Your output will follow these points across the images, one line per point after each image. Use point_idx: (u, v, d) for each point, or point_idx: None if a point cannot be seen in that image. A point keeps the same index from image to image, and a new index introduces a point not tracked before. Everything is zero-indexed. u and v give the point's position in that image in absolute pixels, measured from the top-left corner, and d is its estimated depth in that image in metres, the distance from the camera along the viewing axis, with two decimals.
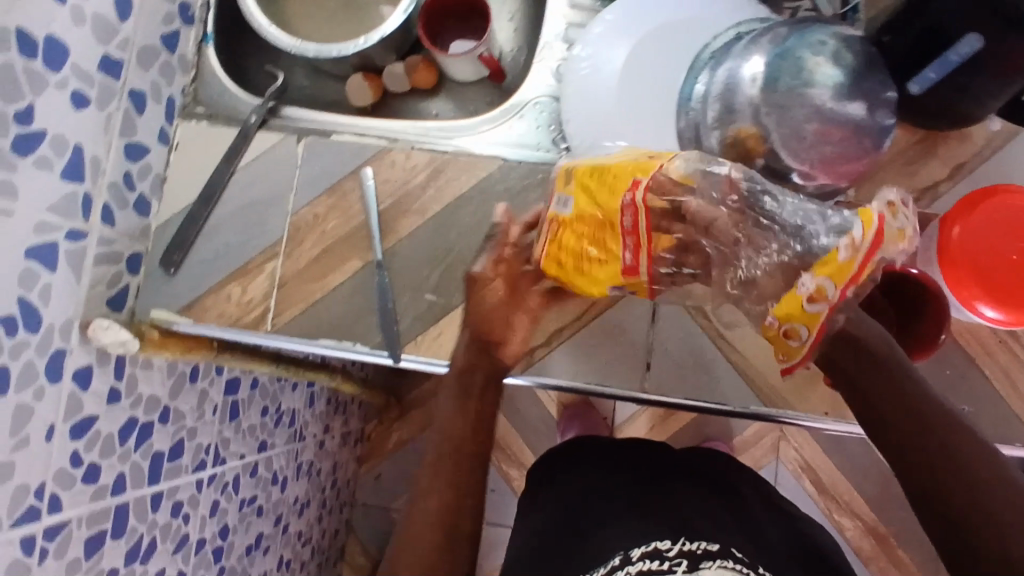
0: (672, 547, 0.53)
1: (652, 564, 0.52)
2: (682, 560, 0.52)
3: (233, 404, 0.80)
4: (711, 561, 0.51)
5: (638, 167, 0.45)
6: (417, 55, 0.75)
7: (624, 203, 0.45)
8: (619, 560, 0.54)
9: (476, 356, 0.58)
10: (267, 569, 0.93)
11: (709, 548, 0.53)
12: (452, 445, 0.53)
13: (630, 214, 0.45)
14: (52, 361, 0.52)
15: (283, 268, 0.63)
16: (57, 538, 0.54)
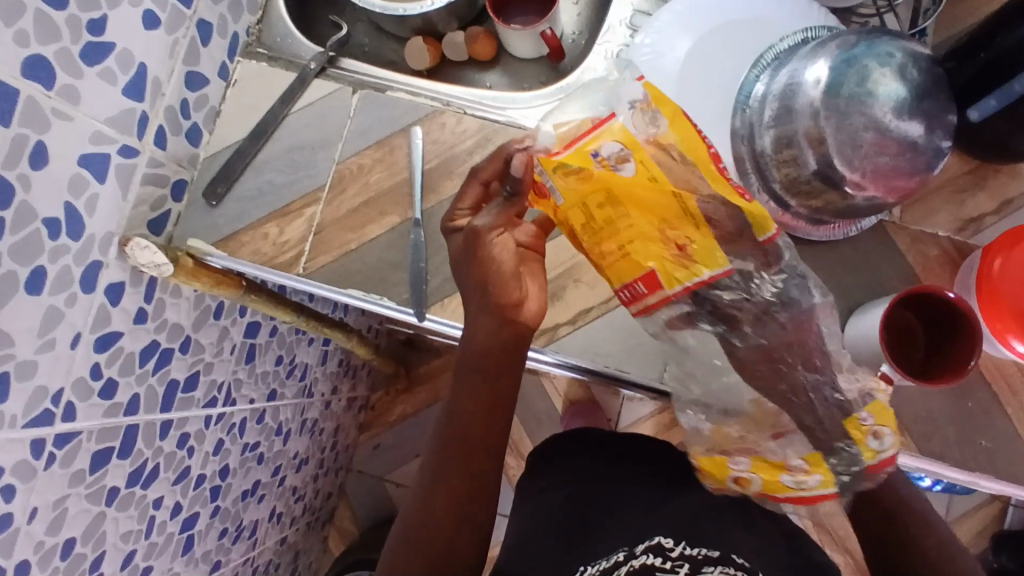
0: (675, 547, 0.53)
1: (654, 560, 0.51)
2: (684, 563, 0.50)
3: (251, 346, 0.81)
4: (712, 566, 0.50)
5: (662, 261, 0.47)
6: (479, 26, 0.77)
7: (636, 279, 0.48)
8: (622, 555, 0.53)
9: (496, 334, 0.55)
10: (259, 518, 0.94)
11: (710, 555, 0.51)
12: (460, 437, 0.57)
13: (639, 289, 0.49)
14: (88, 272, 0.53)
15: (322, 214, 0.64)
16: (67, 446, 0.55)
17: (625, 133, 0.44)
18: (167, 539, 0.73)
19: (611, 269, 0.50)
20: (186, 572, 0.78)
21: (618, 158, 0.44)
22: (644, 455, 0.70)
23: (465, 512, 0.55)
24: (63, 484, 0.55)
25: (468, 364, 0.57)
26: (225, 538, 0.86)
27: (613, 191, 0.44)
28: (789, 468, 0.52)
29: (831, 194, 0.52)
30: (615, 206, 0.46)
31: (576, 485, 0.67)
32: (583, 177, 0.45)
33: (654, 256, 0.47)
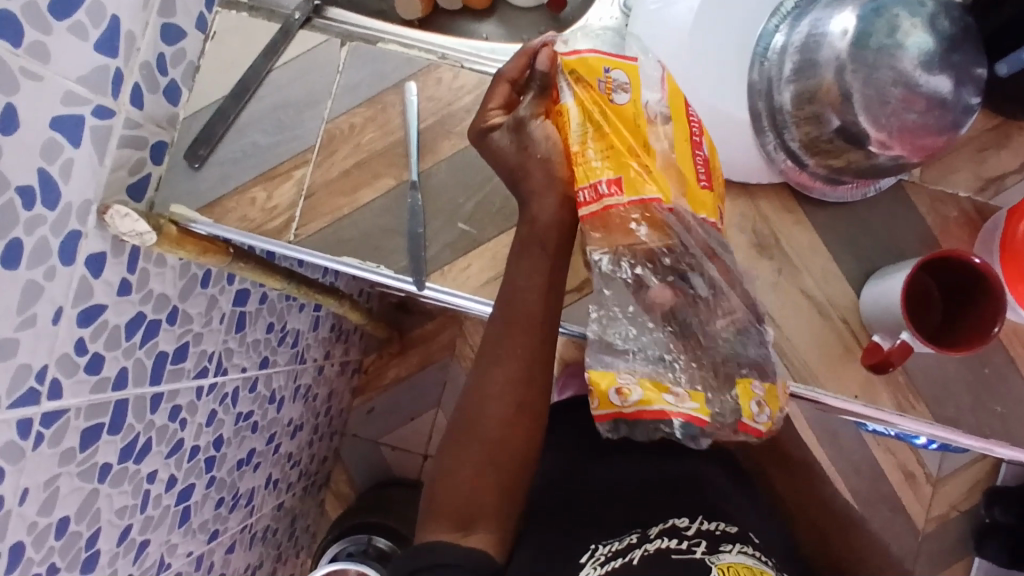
0: (690, 526, 0.53)
1: (671, 543, 0.50)
2: (701, 541, 0.51)
3: (240, 314, 0.78)
4: (730, 544, 0.51)
5: (629, 175, 0.46)
6: None
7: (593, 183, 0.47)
8: (635, 538, 0.51)
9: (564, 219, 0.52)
10: (255, 486, 0.93)
11: (727, 531, 0.53)
12: (521, 322, 0.53)
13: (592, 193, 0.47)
14: (66, 243, 0.50)
15: (312, 177, 0.60)
16: (54, 425, 0.52)
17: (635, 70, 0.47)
18: (163, 513, 0.71)
19: (579, 160, 0.47)
20: (184, 542, 0.77)
21: (621, 86, 0.46)
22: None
23: (516, 435, 0.54)
24: (53, 463, 0.53)
25: (527, 273, 0.53)
26: (222, 507, 0.85)
27: (606, 106, 0.46)
28: (670, 391, 0.51)
29: (855, 153, 0.50)
30: (607, 114, 0.46)
31: (578, 459, 0.65)
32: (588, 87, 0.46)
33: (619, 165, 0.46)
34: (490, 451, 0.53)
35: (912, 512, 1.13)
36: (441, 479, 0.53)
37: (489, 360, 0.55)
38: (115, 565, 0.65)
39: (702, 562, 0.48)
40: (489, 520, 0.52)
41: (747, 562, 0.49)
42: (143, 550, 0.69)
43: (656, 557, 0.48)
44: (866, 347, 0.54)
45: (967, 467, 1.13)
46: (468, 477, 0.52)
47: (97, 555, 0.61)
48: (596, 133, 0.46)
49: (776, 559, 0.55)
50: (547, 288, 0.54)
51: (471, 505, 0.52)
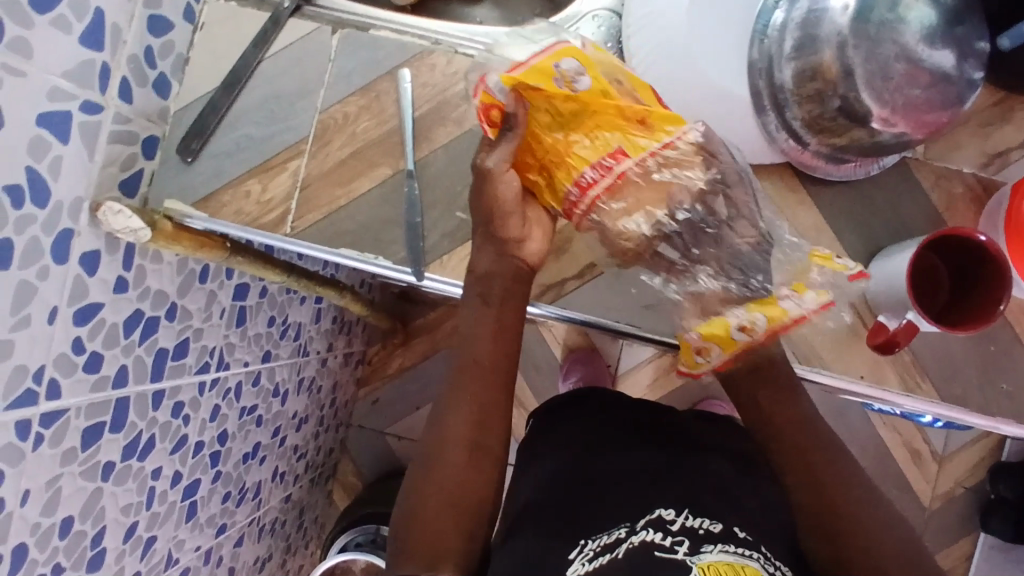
0: (676, 521, 0.53)
1: (655, 537, 0.51)
2: (684, 539, 0.51)
3: (241, 309, 0.78)
4: (712, 544, 0.50)
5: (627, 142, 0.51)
6: None
7: (593, 165, 0.51)
8: (623, 532, 0.53)
9: (494, 263, 0.57)
10: (262, 479, 0.93)
11: (711, 530, 0.52)
12: (470, 363, 0.57)
13: (591, 173, 0.52)
14: (59, 242, 0.49)
15: (307, 169, 0.60)
16: (54, 426, 0.52)
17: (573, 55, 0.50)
18: (169, 509, 0.71)
19: (566, 156, 0.52)
20: (192, 538, 0.77)
21: (577, 73, 0.49)
22: (640, 423, 0.69)
23: (474, 473, 0.54)
24: (55, 463, 0.53)
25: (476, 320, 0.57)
26: (229, 501, 0.85)
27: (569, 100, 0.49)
28: (781, 297, 0.54)
29: (858, 131, 0.49)
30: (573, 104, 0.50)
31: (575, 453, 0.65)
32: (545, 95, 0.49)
33: (616, 133, 0.51)
34: (447, 489, 0.53)
35: (918, 489, 1.13)
36: (408, 522, 0.52)
37: (447, 405, 0.56)
38: (121, 563, 0.65)
39: (682, 561, 0.48)
40: (453, 554, 0.50)
41: (728, 561, 0.48)
42: (150, 546, 0.70)
43: (640, 551, 0.50)
44: (872, 328, 0.53)
45: (973, 444, 1.13)
46: (430, 516, 0.51)
47: (103, 553, 0.62)
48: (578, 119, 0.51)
49: (775, 550, 0.52)
50: (497, 333, 0.57)
51: (433, 541, 0.50)
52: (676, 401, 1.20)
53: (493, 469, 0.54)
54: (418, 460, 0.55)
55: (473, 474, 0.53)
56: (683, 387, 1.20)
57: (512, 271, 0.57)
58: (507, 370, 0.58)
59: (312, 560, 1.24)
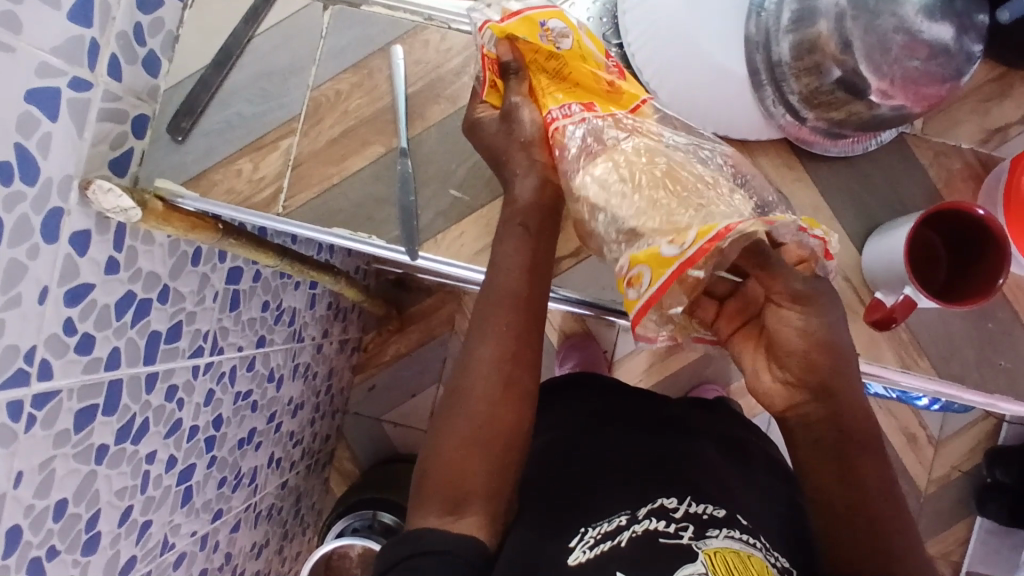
0: (678, 508, 0.53)
1: (658, 524, 0.52)
2: (688, 526, 0.51)
3: (234, 293, 0.77)
4: (716, 530, 0.51)
5: (603, 98, 0.52)
6: None
7: (568, 110, 0.52)
8: (624, 519, 0.52)
9: (542, 206, 0.55)
10: (257, 465, 0.93)
11: (715, 515, 0.53)
12: (504, 298, 0.54)
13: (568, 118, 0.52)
14: (49, 220, 0.49)
15: (299, 147, 0.59)
16: (46, 407, 0.52)
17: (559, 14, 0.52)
18: (165, 493, 0.71)
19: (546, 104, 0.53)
20: (187, 522, 0.77)
21: (560, 33, 0.52)
22: (643, 405, 0.70)
23: (502, 414, 0.54)
24: (47, 446, 0.53)
25: (513, 255, 0.54)
26: (225, 486, 0.85)
27: (551, 52, 0.52)
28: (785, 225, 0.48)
29: (856, 104, 0.49)
30: (555, 55, 0.52)
31: (581, 428, 0.66)
32: (530, 43, 0.52)
33: (592, 92, 0.53)
34: (475, 431, 0.53)
35: (914, 474, 1.14)
36: (433, 466, 0.53)
37: (475, 343, 0.55)
38: (117, 547, 0.64)
39: (687, 548, 0.49)
40: (479, 502, 0.52)
41: (734, 548, 0.49)
42: (146, 530, 0.69)
43: (644, 539, 0.50)
44: (868, 305, 0.53)
45: (969, 429, 1.13)
46: (454, 462, 0.53)
47: (97, 537, 0.61)
48: (562, 72, 0.53)
49: (768, 537, 0.54)
50: (531, 268, 0.55)
51: (459, 492, 0.52)
52: (672, 386, 1.20)
53: (521, 412, 0.54)
54: (447, 400, 0.55)
55: (501, 415, 0.54)
56: (679, 373, 1.20)
57: (551, 208, 0.55)
58: (541, 303, 0.56)
59: (310, 547, 1.24)
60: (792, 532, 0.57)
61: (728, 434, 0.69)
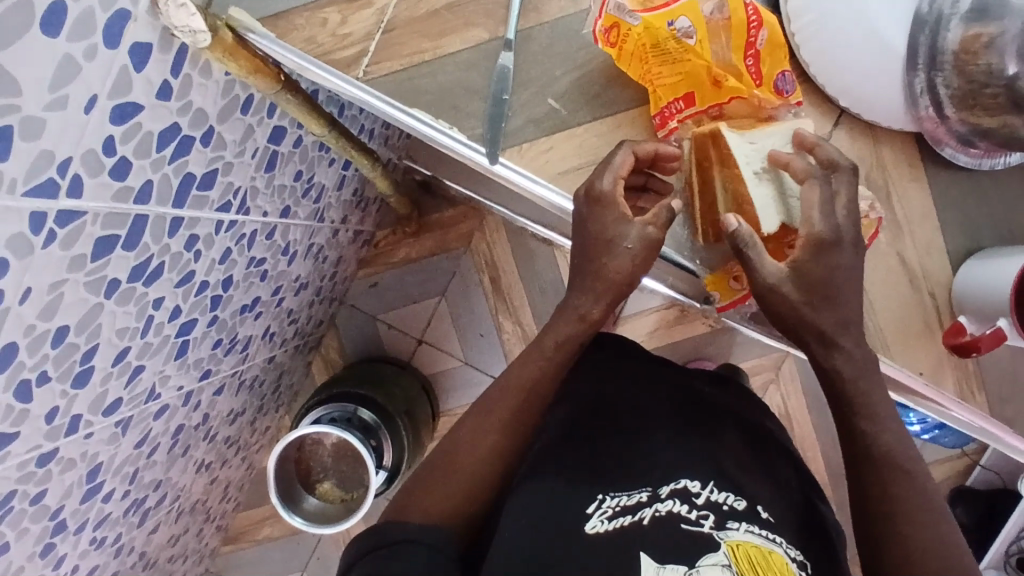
0: (701, 493, 0.54)
1: (681, 508, 0.52)
2: (709, 514, 0.52)
3: (273, 154, 0.72)
4: (738, 523, 0.51)
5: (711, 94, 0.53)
6: None
7: (673, 111, 0.53)
8: (647, 496, 0.54)
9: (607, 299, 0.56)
10: (253, 334, 0.90)
11: (736, 507, 0.53)
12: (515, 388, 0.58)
13: (680, 114, 0.53)
14: (112, 22, 0.43)
15: (396, 10, 0.53)
16: (71, 226, 0.48)
17: (693, 14, 0.51)
18: (163, 342, 0.68)
19: (656, 91, 0.52)
20: (177, 376, 0.75)
21: (685, 32, 0.51)
22: (666, 380, 0.69)
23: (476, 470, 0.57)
24: (62, 268, 0.49)
25: (619, 258, 0.53)
26: (219, 348, 0.82)
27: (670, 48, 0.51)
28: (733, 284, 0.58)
29: (1012, 116, 0.46)
30: (666, 47, 0.51)
31: (601, 409, 0.65)
32: (655, 35, 0.50)
33: (695, 87, 0.53)
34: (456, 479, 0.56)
35: None
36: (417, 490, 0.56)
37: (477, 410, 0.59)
38: (106, 386, 0.62)
39: (710, 538, 0.49)
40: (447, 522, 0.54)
41: (756, 543, 0.49)
42: (136, 375, 0.66)
43: (665, 522, 0.51)
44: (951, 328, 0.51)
45: (943, 462, 1.15)
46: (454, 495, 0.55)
47: (91, 371, 0.58)
48: (674, 68, 0.52)
49: (787, 527, 0.54)
50: (613, 296, 0.55)
51: (460, 537, 0.54)
52: (672, 355, 1.20)
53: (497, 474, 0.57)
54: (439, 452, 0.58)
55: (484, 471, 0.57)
56: (682, 343, 1.19)
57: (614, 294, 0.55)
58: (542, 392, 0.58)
59: (280, 426, 1.24)
60: (811, 525, 0.57)
61: (751, 420, 0.68)
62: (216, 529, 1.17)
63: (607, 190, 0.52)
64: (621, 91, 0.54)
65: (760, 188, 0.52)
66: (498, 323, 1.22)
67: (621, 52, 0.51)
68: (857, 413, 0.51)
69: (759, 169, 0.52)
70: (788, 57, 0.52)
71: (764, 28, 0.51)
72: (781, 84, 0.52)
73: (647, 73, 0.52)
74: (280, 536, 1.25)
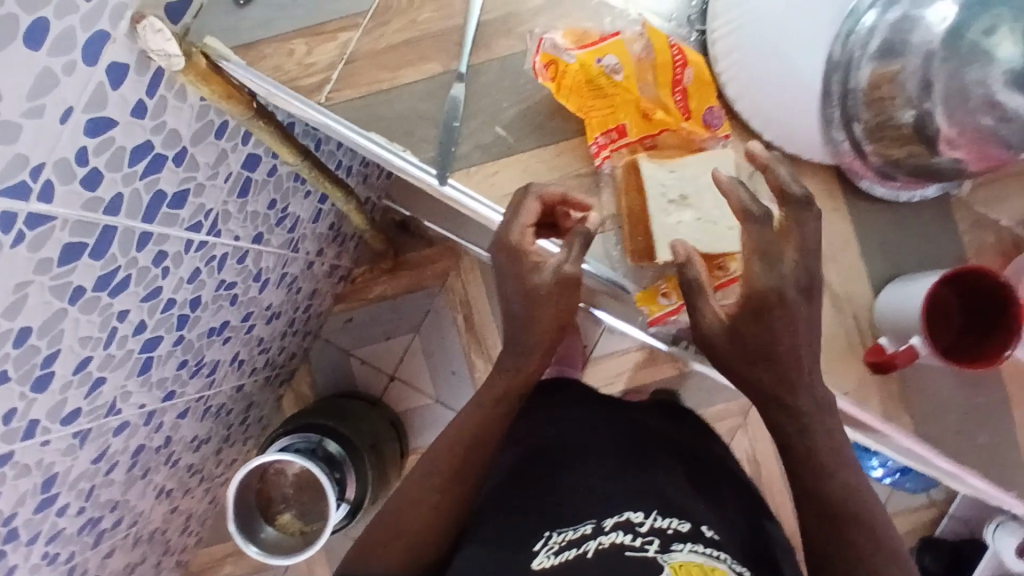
0: (645, 522, 0.54)
1: (624, 538, 0.52)
2: (654, 540, 0.52)
3: (247, 180, 0.76)
4: (682, 545, 0.51)
5: (641, 125, 0.57)
6: None
7: (606, 139, 0.56)
8: (589, 528, 0.54)
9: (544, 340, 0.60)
10: (221, 359, 0.92)
11: (681, 531, 0.53)
12: (464, 430, 0.60)
13: (613, 141, 0.57)
14: (92, 42, 0.47)
15: (358, 44, 0.58)
16: (39, 230, 0.50)
17: (621, 51, 0.55)
18: (126, 356, 0.70)
19: (591, 121, 0.56)
20: (139, 393, 0.76)
21: (613, 69, 0.55)
22: (617, 427, 0.71)
23: (425, 513, 0.57)
24: (28, 270, 0.51)
25: (544, 298, 0.56)
26: (184, 369, 0.84)
27: (600, 82, 0.55)
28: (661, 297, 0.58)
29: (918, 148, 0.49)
30: (598, 81, 0.55)
31: (551, 455, 0.66)
32: (586, 71, 0.54)
33: (628, 117, 0.57)
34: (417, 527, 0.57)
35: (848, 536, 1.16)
36: (370, 543, 0.57)
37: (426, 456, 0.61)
38: (65, 395, 0.63)
39: (653, 562, 0.49)
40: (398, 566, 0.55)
41: (697, 563, 0.49)
42: (97, 387, 0.68)
43: (609, 553, 0.50)
44: (872, 347, 0.55)
45: (910, 511, 1.16)
46: (405, 542, 0.56)
47: (50, 377, 0.60)
48: (606, 99, 0.55)
49: (737, 555, 0.54)
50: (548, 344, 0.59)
51: None
52: None
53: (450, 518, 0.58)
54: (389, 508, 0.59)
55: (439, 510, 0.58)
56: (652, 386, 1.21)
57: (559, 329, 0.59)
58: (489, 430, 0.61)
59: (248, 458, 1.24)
60: (766, 557, 0.57)
61: (701, 463, 0.69)
62: (175, 562, 1.15)
63: (516, 240, 0.56)
64: (562, 122, 0.58)
65: (668, 216, 0.56)
66: (470, 362, 1.23)
67: (557, 83, 0.55)
68: (789, 440, 0.54)
69: (672, 198, 0.56)
70: (715, 94, 0.57)
71: (688, 67, 0.56)
72: (708, 116, 0.57)
73: (581, 105, 0.55)
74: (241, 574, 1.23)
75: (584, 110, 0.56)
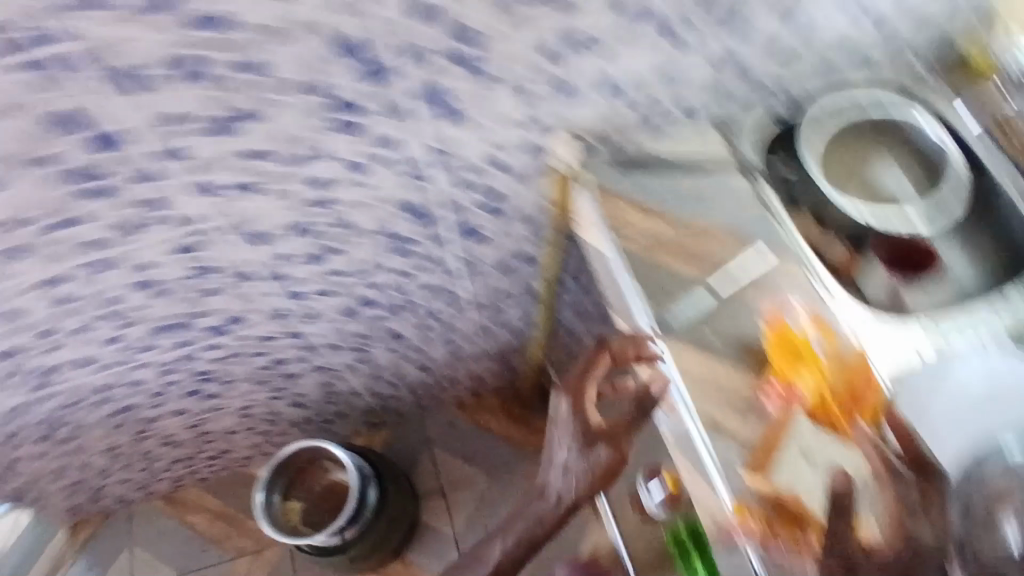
0: None
1: None
2: None
3: (514, 267, 0.96)
4: None
5: (812, 387, 0.60)
6: (847, 243, 0.69)
7: (781, 394, 0.62)
8: None
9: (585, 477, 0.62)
10: (377, 354, 1.10)
11: None
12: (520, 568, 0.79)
13: (787, 396, 0.61)
14: (537, 124, 0.71)
15: (668, 226, 0.74)
16: (415, 182, 0.74)
17: (824, 325, 0.63)
18: (355, 292, 0.91)
19: (777, 370, 0.62)
20: (330, 321, 0.96)
21: (813, 337, 0.62)
22: None
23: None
24: (388, 196, 0.75)
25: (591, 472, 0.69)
26: (359, 337, 1.03)
27: (799, 344, 0.62)
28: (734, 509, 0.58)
29: None
30: (794, 339, 0.63)
31: None
32: (793, 333, 0.63)
33: (815, 390, 0.60)
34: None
35: None
36: None
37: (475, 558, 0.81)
38: (314, 278, 0.84)
39: None
40: None
41: None
42: (325, 293, 0.89)
43: None
44: None
45: None
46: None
47: (324, 261, 0.82)
48: (798, 361, 0.62)
49: None
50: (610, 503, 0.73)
51: None
52: None
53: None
54: None
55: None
56: None
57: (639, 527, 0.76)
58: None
59: None
60: None
61: None
62: (206, 470, 1.35)
63: (583, 385, 0.64)
64: None
65: (809, 472, 0.59)
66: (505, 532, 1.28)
67: (774, 339, 0.64)
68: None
69: (805, 453, 0.59)
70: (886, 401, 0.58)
71: (859, 362, 0.60)
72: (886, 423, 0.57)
73: (777, 351, 0.63)
74: (220, 531, 1.39)
75: (777, 355, 0.63)
